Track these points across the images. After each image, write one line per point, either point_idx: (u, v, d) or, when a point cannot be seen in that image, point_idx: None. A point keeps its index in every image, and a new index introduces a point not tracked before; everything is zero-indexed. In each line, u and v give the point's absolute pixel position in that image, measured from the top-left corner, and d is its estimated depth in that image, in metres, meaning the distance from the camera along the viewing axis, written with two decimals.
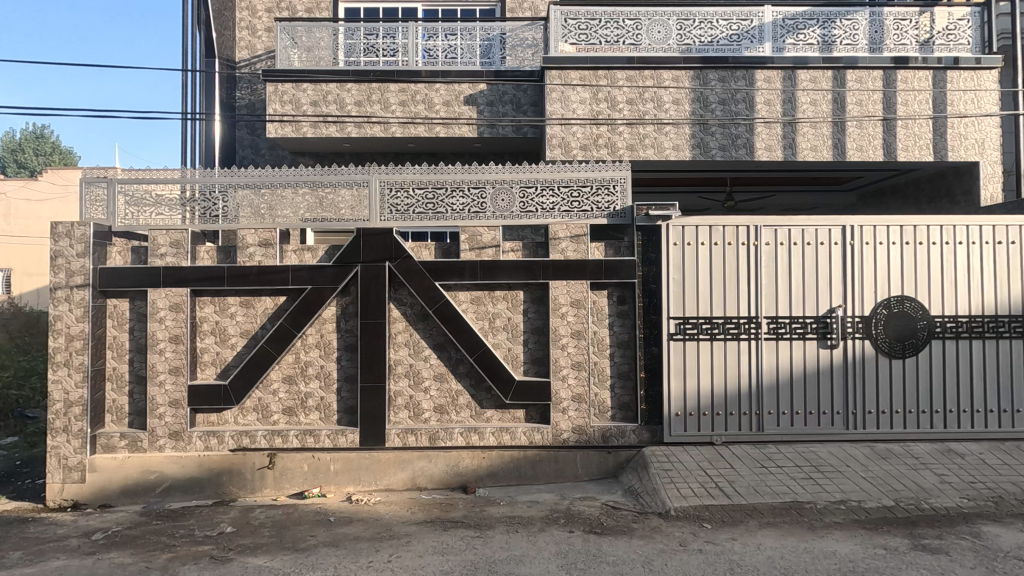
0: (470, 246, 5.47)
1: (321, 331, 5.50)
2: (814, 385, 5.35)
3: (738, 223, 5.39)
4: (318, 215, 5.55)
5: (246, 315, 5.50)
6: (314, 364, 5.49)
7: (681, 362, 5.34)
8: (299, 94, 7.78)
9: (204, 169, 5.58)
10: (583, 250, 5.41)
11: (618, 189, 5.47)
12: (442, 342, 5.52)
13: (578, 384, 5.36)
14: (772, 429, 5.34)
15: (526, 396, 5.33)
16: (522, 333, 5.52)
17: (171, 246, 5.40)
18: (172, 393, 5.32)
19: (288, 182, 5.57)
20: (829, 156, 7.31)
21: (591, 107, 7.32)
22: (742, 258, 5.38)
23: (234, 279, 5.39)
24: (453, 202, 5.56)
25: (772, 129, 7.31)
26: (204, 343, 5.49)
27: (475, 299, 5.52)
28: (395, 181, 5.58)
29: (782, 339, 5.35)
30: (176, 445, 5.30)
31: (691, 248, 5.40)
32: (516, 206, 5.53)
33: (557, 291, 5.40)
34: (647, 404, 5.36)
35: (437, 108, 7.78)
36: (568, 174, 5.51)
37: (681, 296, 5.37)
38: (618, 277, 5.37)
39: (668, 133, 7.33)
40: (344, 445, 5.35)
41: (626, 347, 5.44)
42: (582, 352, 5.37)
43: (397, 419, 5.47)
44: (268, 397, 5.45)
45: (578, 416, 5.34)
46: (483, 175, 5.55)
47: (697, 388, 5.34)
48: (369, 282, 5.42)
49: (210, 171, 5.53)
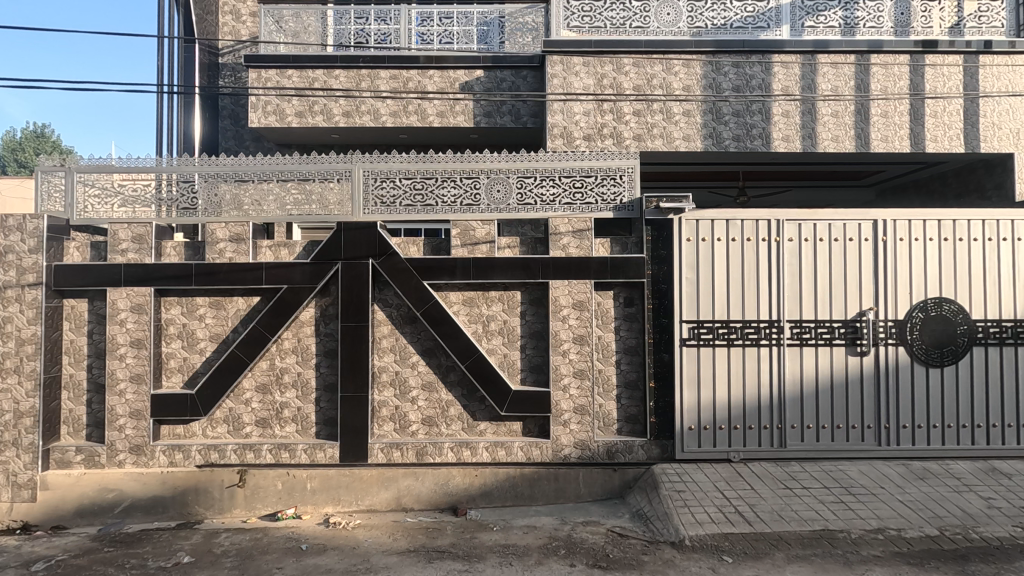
0: (462, 242, 4.98)
1: (298, 335, 5.02)
2: (842, 397, 4.83)
3: (758, 217, 4.87)
4: (297, 208, 5.08)
5: (216, 317, 5.01)
6: (290, 371, 5.00)
7: (695, 371, 4.84)
8: (284, 81, 7.29)
9: (181, 156, 5.10)
10: (586, 247, 4.92)
11: (625, 180, 5.00)
12: (430, 348, 5.03)
13: (581, 395, 4.86)
14: (795, 445, 4.82)
15: (524, 407, 4.83)
16: (519, 338, 5.02)
17: (133, 241, 4.93)
18: (134, 403, 4.84)
19: (264, 172, 5.09)
20: (852, 146, 6.78)
21: (595, 94, 6.81)
22: (762, 255, 4.86)
23: (202, 277, 4.90)
24: (443, 194, 5.08)
25: (790, 118, 6.79)
26: (170, 348, 5.00)
27: (468, 299, 5.04)
28: (380, 171, 5.09)
29: (807, 345, 4.83)
30: (137, 460, 4.81)
31: (706, 244, 4.89)
32: (513, 198, 5.05)
33: (558, 292, 4.90)
34: (657, 417, 4.83)
35: (431, 96, 7.29)
36: (570, 162, 5.03)
37: (695, 298, 4.86)
38: (626, 276, 4.86)
39: (678, 122, 6.81)
40: (322, 461, 4.85)
41: (634, 354, 4.93)
42: (585, 359, 4.87)
43: (381, 432, 4.98)
44: (240, 407, 4.97)
45: (580, 429, 4.84)
46: (477, 163, 5.08)
47: (713, 399, 4.82)
48: (350, 281, 4.92)
49: (189, 158, 5.05)
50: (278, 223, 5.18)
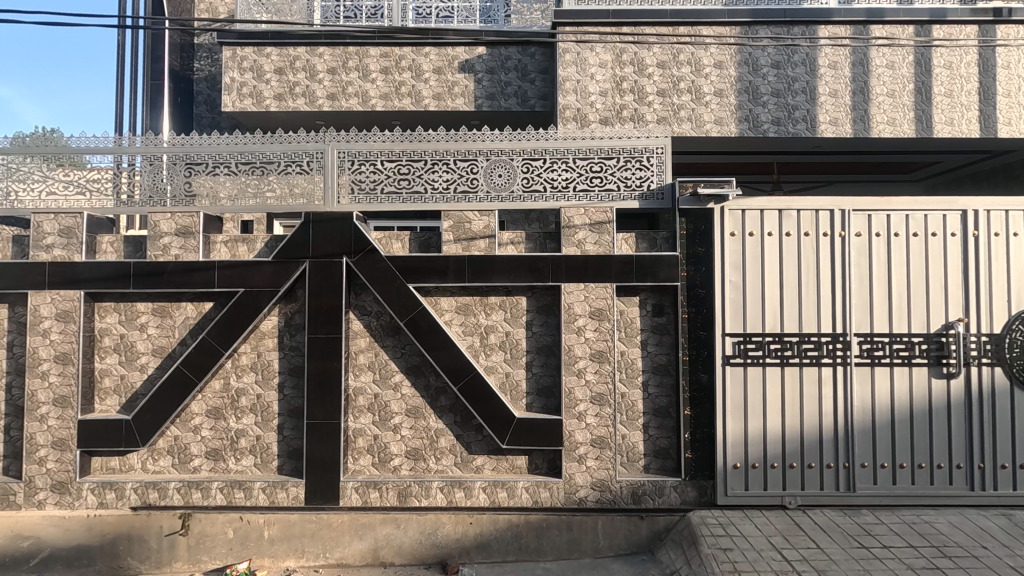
0: (455, 237, 4.11)
1: (258, 349, 4.17)
2: (924, 430, 3.89)
3: (819, 206, 3.96)
4: (259, 197, 4.27)
5: (160, 327, 4.17)
6: (247, 393, 4.15)
7: (741, 396, 3.92)
8: (262, 59, 6.46)
9: (147, 135, 4.32)
10: (607, 243, 4.04)
11: (653, 162, 4.16)
12: (416, 366, 4.15)
13: (600, 425, 3.97)
14: (866, 488, 3.89)
15: (530, 439, 3.95)
16: (525, 353, 4.14)
17: (60, 235, 4.09)
18: (57, 431, 4.00)
19: (219, 154, 4.29)
20: (911, 130, 5.85)
21: (612, 72, 5.92)
22: (824, 253, 3.95)
23: (143, 279, 4.06)
24: (433, 179, 4.24)
25: (839, 98, 5.88)
26: (106, 364, 4.16)
27: (462, 307, 4.17)
28: (358, 152, 4.27)
29: (879, 364, 3.91)
30: (59, 501, 3.98)
31: (754, 240, 3.98)
32: (517, 184, 4.21)
33: (572, 299, 4.03)
34: (694, 453, 3.93)
35: (426, 76, 6.44)
36: (586, 141, 4.20)
37: (740, 307, 3.96)
38: (655, 278, 3.97)
39: (709, 104, 5.91)
40: (283, 503, 3.99)
41: (664, 374, 4.05)
42: (605, 381, 4.00)
43: (357, 468, 4.12)
44: (188, 436, 4.12)
45: (598, 466, 3.96)
46: (473, 143, 4.24)
47: (763, 431, 3.90)
48: (319, 283, 4.07)
49: (155, 138, 4.28)
50: (250, 217, 4.35)
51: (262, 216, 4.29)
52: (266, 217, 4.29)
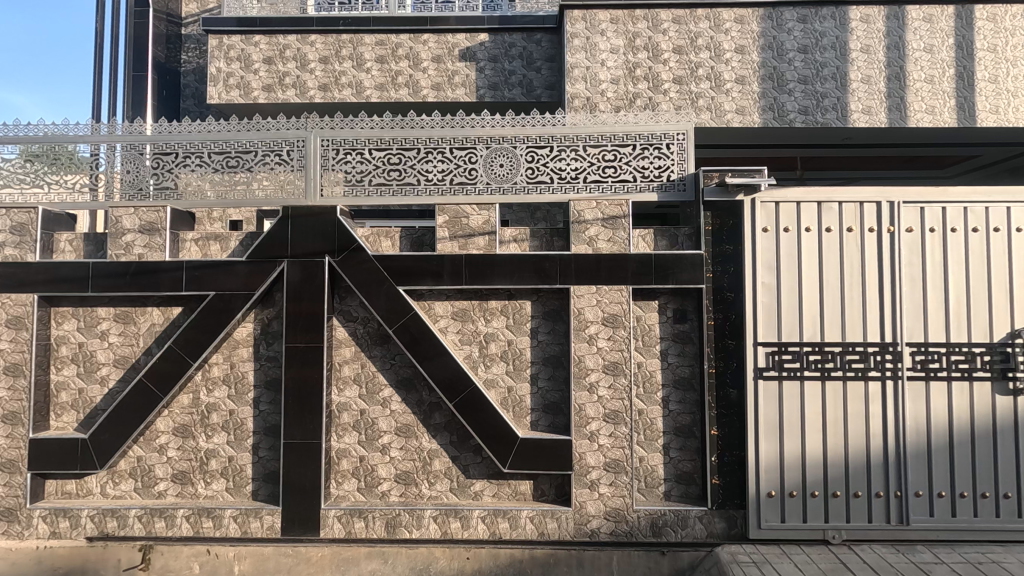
0: (451, 234, 3.68)
1: (231, 360, 3.73)
2: (987, 453, 3.40)
3: (864, 198, 3.48)
4: (235, 190, 3.85)
5: (122, 335, 3.74)
6: (219, 409, 3.71)
7: (775, 415, 3.43)
8: (250, 48, 6.06)
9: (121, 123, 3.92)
10: (621, 240, 3.59)
11: (673, 150, 3.71)
12: (407, 379, 3.70)
13: (614, 446, 3.51)
14: (921, 520, 3.38)
15: (535, 462, 3.49)
16: (529, 365, 3.67)
17: (13, 232, 3.70)
18: (7, 452, 3.59)
19: (190, 142, 3.86)
20: (952, 119, 5.35)
21: (625, 58, 5.45)
22: (870, 252, 3.47)
23: (102, 281, 3.64)
24: (426, 169, 3.80)
25: (872, 85, 5.38)
26: (63, 376, 3.74)
27: (459, 312, 3.72)
28: (343, 139, 3.84)
29: (934, 377, 3.42)
30: (7, 530, 3.55)
31: (789, 236, 3.51)
32: (520, 174, 3.76)
33: (582, 304, 3.56)
34: (721, 478, 3.45)
35: (424, 65, 5.99)
36: (597, 126, 3.76)
37: (774, 313, 3.48)
38: (675, 280, 3.51)
39: (730, 92, 5.43)
40: (257, 533, 3.54)
41: (687, 389, 3.58)
42: (620, 397, 3.53)
43: (340, 493, 3.66)
44: (153, 457, 3.69)
45: (612, 493, 3.49)
46: (471, 129, 3.80)
47: (802, 454, 3.41)
48: (299, 285, 3.64)
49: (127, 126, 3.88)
50: (230, 214, 3.92)
51: (253, 214, 3.94)
52: (256, 214, 3.94)
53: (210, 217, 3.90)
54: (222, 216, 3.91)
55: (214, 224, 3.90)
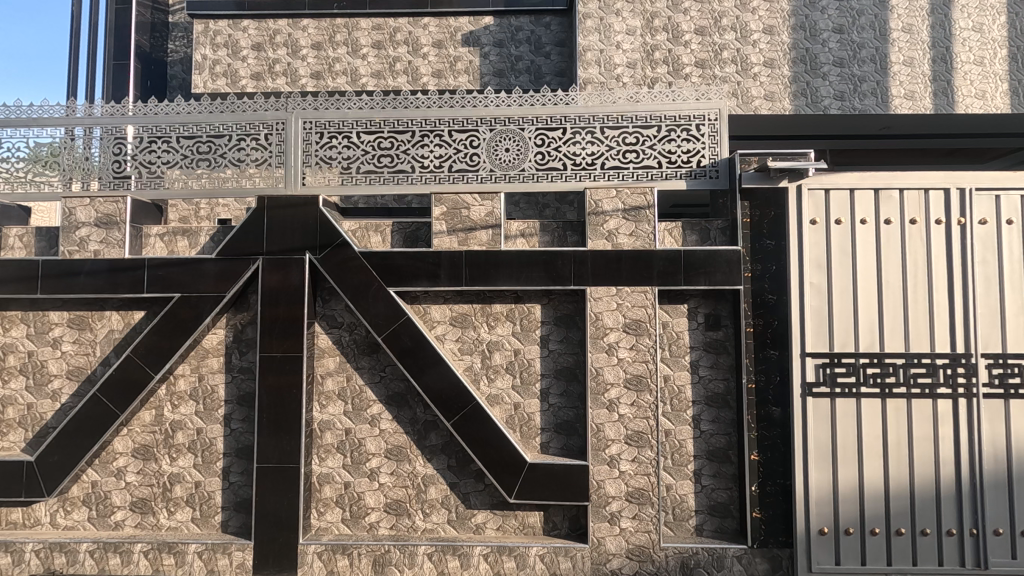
0: (448, 228, 3.20)
1: (199, 372, 3.28)
2: None
3: (930, 185, 2.99)
4: (205, 179, 3.42)
5: (77, 343, 3.30)
6: (185, 427, 3.25)
7: (827, 439, 2.94)
8: (237, 34, 5.62)
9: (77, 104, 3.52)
10: (645, 234, 3.11)
11: (704, 132, 3.24)
12: (399, 394, 3.23)
13: (638, 473, 3.02)
14: (1002, 563, 2.87)
15: (545, 491, 3.01)
16: (539, 379, 3.19)
17: None
18: None
19: (157, 125, 3.46)
20: (1005, 105, 4.83)
21: (642, 40, 4.98)
22: (937, 247, 2.98)
23: (53, 281, 3.21)
24: (421, 154, 3.35)
25: (915, 68, 4.88)
26: (9, 389, 3.30)
27: (458, 317, 3.25)
28: (327, 121, 3.40)
29: (1014, 394, 2.92)
30: None
31: (842, 229, 3.02)
32: (528, 159, 3.30)
33: (600, 308, 3.09)
34: (764, 512, 2.95)
35: (424, 51, 5.53)
36: (616, 105, 3.29)
37: (826, 318, 2.99)
38: (708, 280, 3.03)
39: (757, 77, 4.93)
40: (225, 572, 3.07)
41: (723, 407, 3.09)
42: (644, 417, 3.04)
43: (322, 525, 3.19)
44: (109, 482, 3.23)
45: (635, 529, 3.00)
46: (473, 109, 3.35)
47: (859, 484, 2.91)
48: (276, 286, 3.18)
49: (84, 108, 3.47)
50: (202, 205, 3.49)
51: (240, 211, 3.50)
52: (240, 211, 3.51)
53: (197, 217, 3.49)
54: (209, 214, 3.51)
55: (201, 223, 3.49)
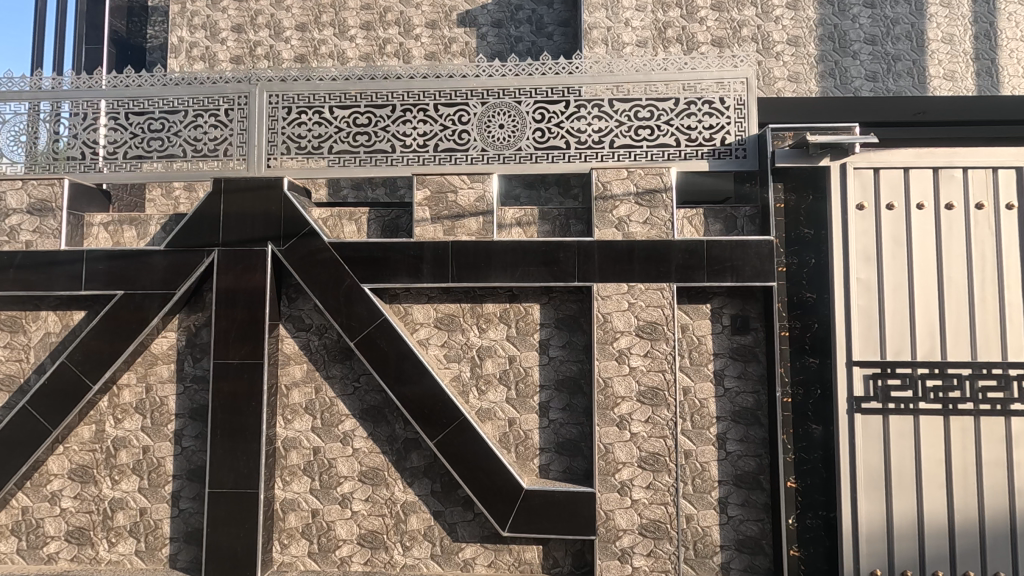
0: (432, 214, 2.76)
1: (146, 381, 2.85)
2: None
3: (1000, 163, 2.53)
4: (158, 160, 3.00)
5: (8, 349, 2.88)
6: (130, 445, 2.82)
7: (879, 464, 2.48)
8: (217, 14, 4.90)
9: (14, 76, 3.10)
10: (660, 223, 2.66)
11: (729, 105, 2.79)
12: (375, 408, 2.79)
13: (653, 503, 2.57)
14: None
15: (545, 522, 2.56)
16: (538, 392, 2.75)
17: None
18: None
19: (103, 99, 3.04)
20: None
21: (653, 16, 4.40)
22: (1008, 236, 2.52)
23: None
24: (403, 131, 2.92)
25: (955, 45, 4.29)
26: None
27: (444, 320, 2.81)
28: (296, 95, 2.98)
29: None
30: None
31: (895, 215, 2.57)
32: (525, 137, 2.87)
33: (608, 308, 2.64)
34: (803, 549, 2.48)
35: (417, 32, 4.87)
36: (627, 75, 2.85)
37: (875, 319, 2.54)
38: (736, 276, 2.58)
39: (780, 56, 4.35)
40: None
41: (753, 424, 2.64)
42: (660, 437, 2.59)
43: (285, 558, 2.76)
44: (42, 508, 2.81)
45: (650, 568, 2.54)
46: (462, 79, 2.92)
47: (917, 516, 2.45)
48: (234, 281, 2.76)
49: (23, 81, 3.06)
50: None
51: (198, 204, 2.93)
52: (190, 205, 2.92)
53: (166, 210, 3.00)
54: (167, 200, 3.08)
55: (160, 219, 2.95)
